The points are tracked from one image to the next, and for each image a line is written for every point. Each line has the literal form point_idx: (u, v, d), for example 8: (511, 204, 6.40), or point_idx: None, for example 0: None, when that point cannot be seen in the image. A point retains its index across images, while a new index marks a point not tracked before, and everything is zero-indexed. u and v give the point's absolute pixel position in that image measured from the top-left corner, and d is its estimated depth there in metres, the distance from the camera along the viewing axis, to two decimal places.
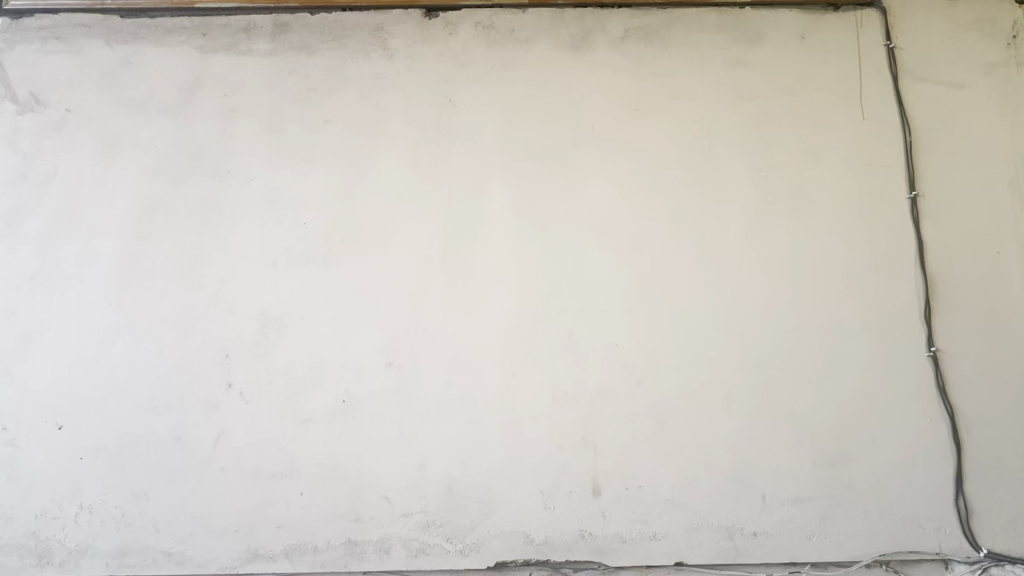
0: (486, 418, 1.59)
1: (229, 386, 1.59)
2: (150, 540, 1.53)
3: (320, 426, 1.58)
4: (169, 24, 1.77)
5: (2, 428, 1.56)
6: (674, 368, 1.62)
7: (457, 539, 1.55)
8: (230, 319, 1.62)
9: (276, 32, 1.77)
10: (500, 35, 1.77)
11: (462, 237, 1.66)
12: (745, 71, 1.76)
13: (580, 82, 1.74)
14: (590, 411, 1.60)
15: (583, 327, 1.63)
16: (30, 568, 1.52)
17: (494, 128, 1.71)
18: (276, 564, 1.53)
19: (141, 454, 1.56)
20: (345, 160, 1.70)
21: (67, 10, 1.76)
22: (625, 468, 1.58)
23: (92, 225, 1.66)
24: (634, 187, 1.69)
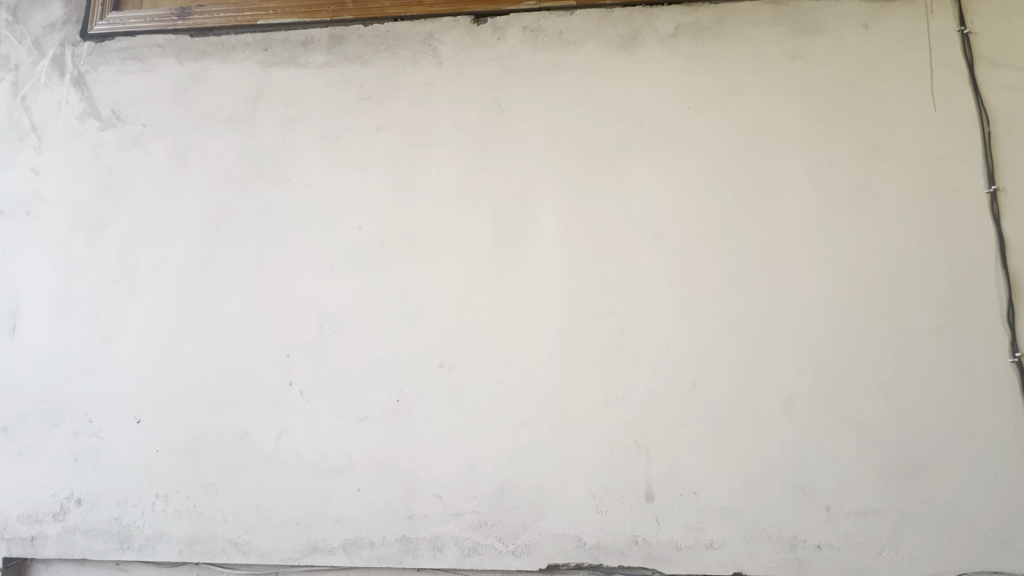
0: (536, 420, 1.59)
1: (290, 385, 1.66)
2: (219, 530, 1.61)
3: (374, 424, 1.63)
4: (234, 41, 1.87)
5: (88, 420, 1.69)
6: (729, 372, 1.57)
7: (508, 539, 1.55)
8: (291, 320, 1.69)
9: (331, 44, 1.84)
10: (548, 38, 1.77)
11: (511, 239, 1.67)
12: (804, 64, 1.69)
13: (630, 81, 1.72)
14: (642, 415, 1.57)
15: (634, 329, 1.60)
16: (113, 551, 1.63)
17: (542, 131, 1.72)
18: (334, 558, 1.58)
19: (211, 448, 1.65)
20: (398, 165, 1.74)
21: (143, 32, 1.89)
22: (679, 473, 1.54)
23: (166, 233, 1.77)
24: (686, 186, 1.65)
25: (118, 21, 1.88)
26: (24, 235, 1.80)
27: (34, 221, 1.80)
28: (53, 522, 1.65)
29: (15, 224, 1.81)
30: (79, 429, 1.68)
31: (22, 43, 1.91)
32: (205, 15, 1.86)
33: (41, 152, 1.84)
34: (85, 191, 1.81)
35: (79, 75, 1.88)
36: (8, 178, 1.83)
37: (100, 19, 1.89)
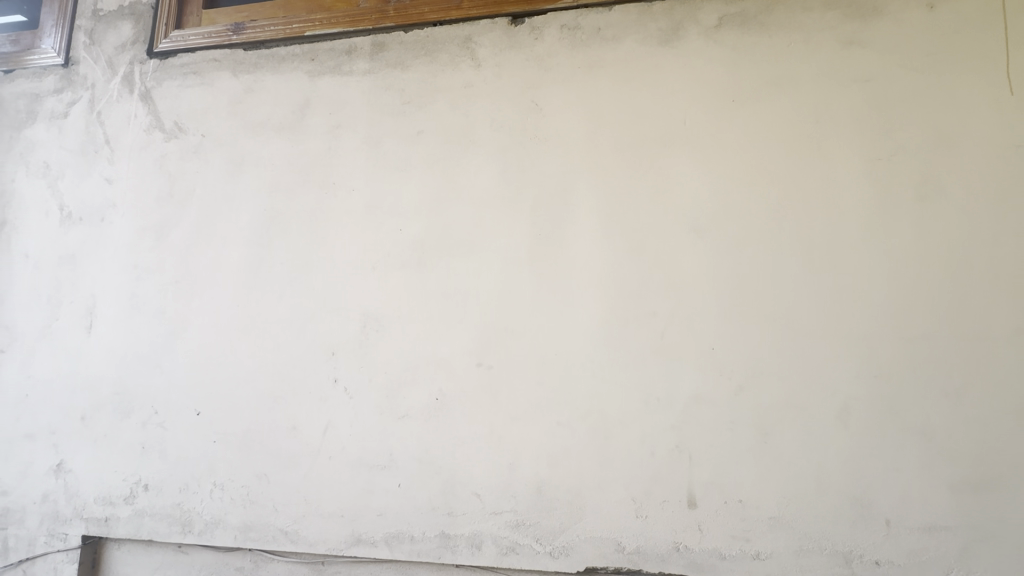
0: (575, 421, 1.58)
1: (335, 381, 1.72)
2: (270, 518, 1.69)
3: (415, 422, 1.66)
4: (284, 52, 1.96)
5: (154, 411, 1.81)
6: (778, 376, 1.50)
7: (546, 540, 1.55)
8: (336, 319, 1.75)
9: (374, 51, 1.89)
10: (586, 36, 1.75)
11: (550, 239, 1.67)
12: (860, 51, 1.59)
13: (671, 76, 1.68)
14: (684, 419, 1.53)
15: (676, 331, 1.56)
16: (176, 534, 1.75)
17: (581, 130, 1.70)
18: (377, 550, 1.63)
19: (263, 441, 1.73)
20: (438, 168, 1.77)
21: (202, 48, 2.01)
22: (723, 480, 1.49)
23: (223, 236, 1.87)
24: (731, 182, 1.60)
25: (180, 39, 2.02)
26: (99, 240, 1.95)
27: (108, 226, 1.96)
28: (124, 505, 1.79)
29: (91, 230, 1.96)
30: (146, 419, 1.82)
31: (98, 63, 2.08)
32: (258, 29, 1.96)
33: (114, 163, 2.00)
34: (151, 199, 1.95)
35: (146, 91, 2.02)
36: (85, 187, 2.00)
37: (165, 38, 2.03)
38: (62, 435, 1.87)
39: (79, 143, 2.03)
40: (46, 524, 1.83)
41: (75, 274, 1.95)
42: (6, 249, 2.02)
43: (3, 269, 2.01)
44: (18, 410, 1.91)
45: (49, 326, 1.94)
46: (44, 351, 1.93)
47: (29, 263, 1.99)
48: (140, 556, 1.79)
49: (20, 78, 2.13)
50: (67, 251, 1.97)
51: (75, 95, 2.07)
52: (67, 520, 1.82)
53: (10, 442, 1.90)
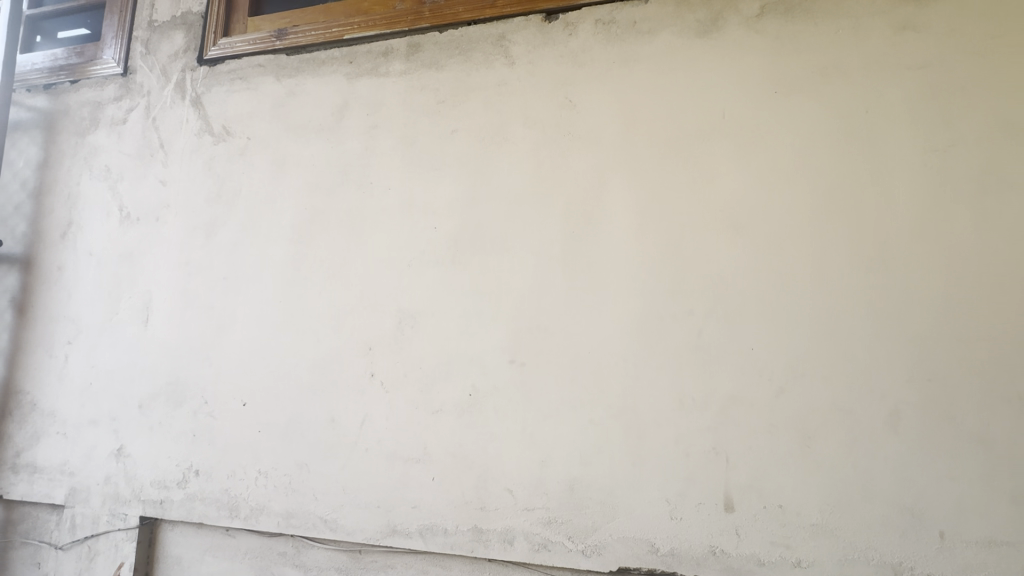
0: (608, 419, 1.57)
1: (372, 376, 1.77)
2: (311, 506, 1.76)
3: (449, 417, 1.69)
4: (324, 56, 2.01)
5: (205, 401, 1.91)
6: (822, 378, 1.44)
7: (579, 538, 1.55)
8: (373, 315, 1.80)
9: (409, 52, 1.92)
10: (622, 30, 1.73)
11: (583, 237, 1.66)
12: (915, 37, 1.51)
13: (710, 68, 1.64)
14: (721, 420, 1.49)
15: (713, 329, 1.53)
16: (224, 518, 1.84)
17: (615, 126, 1.68)
18: (411, 541, 1.67)
19: (304, 432, 1.80)
20: (472, 166, 1.79)
21: (247, 54, 2.09)
22: (762, 484, 1.45)
23: (267, 235, 1.95)
24: (773, 176, 1.54)
25: (227, 46, 2.11)
26: (154, 238, 2.07)
27: (162, 225, 2.07)
28: (177, 488, 1.90)
29: (147, 229, 2.08)
30: (197, 408, 1.92)
31: (153, 71, 2.20)
32: (299, 35, 2.03)
33: (167, 166, 2.11)
34: (201, 199, 2.05)
35: (197, 96, 2.13)
36: (141, 189, 2.12)
37: (214, 46, 2.13)
38: (121, 421, 1.99)
39: (136, 148, 2.16)
40: (108, 504, 1.96)
41: (133, 271, 2.07)
42: (72, 248, 2.17)
43: (70, 266, 2.16)
44: (83, 397, 2.05)
45: (109, 319, 2.07)
46: (105, 343, 2.06)
47: (92, 260, 2.13)
48: (192, 537, 1.90)
49: (84, 87, 2.28)
50: (126, 249, 2.10)
51: (133, 102, 2.20)
52: (127, 501, 1.94)
53: (76, 427, 2.04)
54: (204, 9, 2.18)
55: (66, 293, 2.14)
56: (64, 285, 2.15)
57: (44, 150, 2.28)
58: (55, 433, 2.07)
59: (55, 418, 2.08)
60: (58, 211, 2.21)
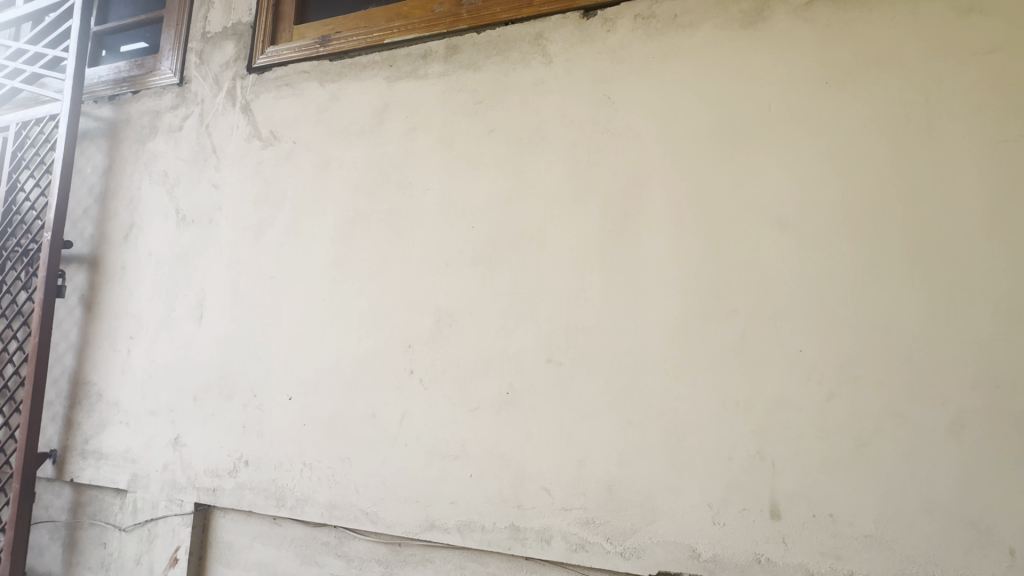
0: (647, 420, 1.54)
1: (411, 372, 1.80)
2: (353, 499, 1.81)
3: (486, 414, 1.70)
4: (365, 60, 2.07)
5: (254, 394, 1.99)
6: (877, 382, 1.37)
7: (617, 540, 1.53)
8: (412, 313, 1.83)
9: (447, 54, 1.95)
10: (662, 24, 1.69)
11: (621, 235, 1.63)
12: (982, 19, 1.41)
13: (755, 60, 1.58)
14: (766, 424, 1.44)
15: (759, 331, 1.48)
16: (271, 507, 1.91)
17: (655, 122, 1.65)
18: (449, 537, 1.68)
19: (346, 427, 1.85)
20: (509, 165, 1.80)
21: (293, 61, 2.17)
22: (811, 492, 1.39)
23: (312, 235, 2.02)
24: (822, 171, 1.48)
25: (275, 54, 2.19)
26: (207, 239, 2.18)
27: (214, 226, 2.17)
28: (228, 477, 1.98)
29: (201, 230, 2.19)
30: (246, 401, 2.00)
31: (206, 80, 2.31)
32: (342, 40, 2.09)
33: (219, 170, 2.21)
34: (250, 201, 2.13)
35: (246, 103, 2.22)
36: (196, 192, 2.23)
37: (262, 54, 2.22)
38: (178, 412, 2.10)
39: (191, 153, 2.27)
40: (165, 490, 2.07)
41: (188, 270, 2.19)
42: (134, 248, 2.30)
43: (131, 265, 2.29)
44: (143, 389, 2.18)
45: (167, 316, 2.19)
46: (163, 338, 2.18)
47: (151, 260, 2.26)
48: (242, 524, 1.99)
49: (144, 97, 2.41)
50: (182, 250, 2.21)
51: (188, 110, 2.32)
52: (183, 488, 2.05)
53: (137, 417, 2.17)
54: (253, 19, 2.27)
55: (128, 291, 2.28)
56: (127, 284, 2.29)
57: (109, 157, 2.44)
58: (118, 422, 2.20)
59: (118, 407, 2.21)
60: (122, 214, 2.36)
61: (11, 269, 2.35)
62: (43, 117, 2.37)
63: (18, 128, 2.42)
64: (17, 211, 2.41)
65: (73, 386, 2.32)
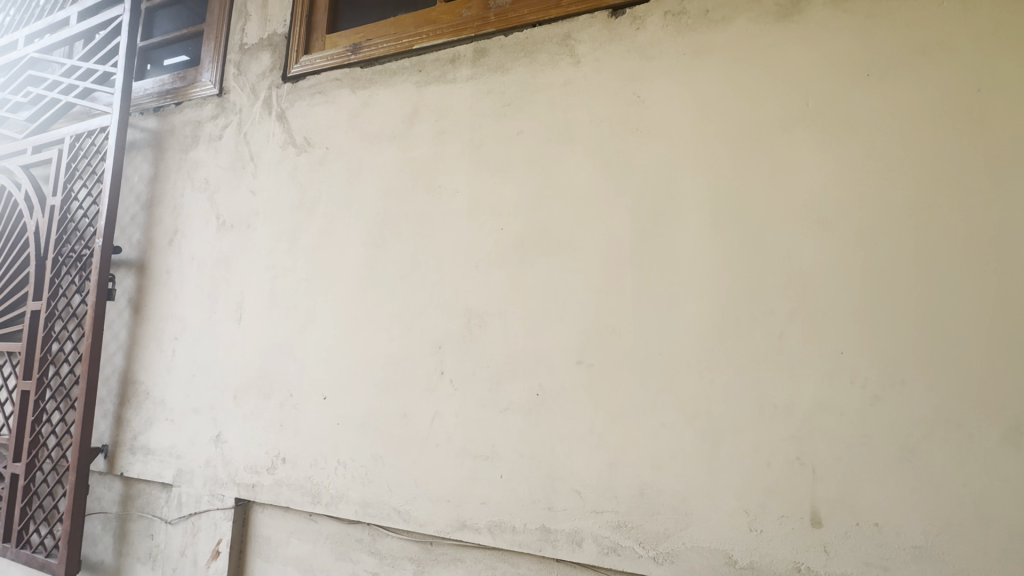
0: (681, 423, 1.51)
1: (442, 373, 1.82)
2: (385, 497, 1.84)
3: (516, 416, 1.70)
4: (395, 66, 2.10)
5: (290, 394, 2.05)
6: (926, 386, 1.31)
7: (650, 544, 1.50)
8: (442, 314, 1.85)
9: (476, 57, 1.96)
10: (693, 20, 1.67)
11: (653, 235, 1.61)
12: None
13: (792, 54, 1.54)
14: (807, 429, 1.40)
15: (797, 332, 1.43)
16: (307, 503, 1.96)
17: (686, 120, 1.63)
18: (480, 537, 1.69)
19: (378, 426, 1.88)
20: (537, 166, 1.80)
21: (325, 69, 2.23)
22: (855, 499, 1.34)
23: (345, 238, 2.06)
24: (864, 167, 1.43)
25: (308, 63, 2.26)
26: (245, 243, 2.25)
27: (252, 231, 2.25)
28: (266, 474, 2.05)
29: (240, 235, 2.27)
30: (283, 400, 2.06)
31: (244, 90, 2.39)
32: (372, 48, 2.14)
33: (257, 176, 2.29)
34: (286, 206, 2.20)
35: (282, 111, 2.29)
36: (235, 198, 2.31)
37: (297, 63, 2.28)
38: (219, 410, 2.18)
39: (230, 161, 2.36)
40: (208, 485, 2.15)
41: (228, 274, 2.27)
42: (177, 253, 2.40)
43: (175, 269, 2.39)
44: (187, 388, 2.27)
45: (209, 318, 2.27)
46: (205, 339, 2.27)
47: (194, 264, 2.35)
48: (280, 519, 2.04)
49: (187, 108, 2.52)
50: (222, 254, 2.30)
51: (228, 119, 2.40)
52: (224, 483, 2.12)
53: (181, 414, 2.26)
54: (288, 30, 2.34)
55: (172, 294, 2.38)
56: (171, 287, 2.39)
57: (155, 166, 2.55)
58: (164, 419, 2.30)
59: (164, 405, 2.31)
60: (166, 220, 2.46)
61: (66, 274, 2.49)
62: (95, 129, 2.49)
63: (72, 140, 2.55)
64: (71, 219, 2.54)
65: (123, 385, 2.43)
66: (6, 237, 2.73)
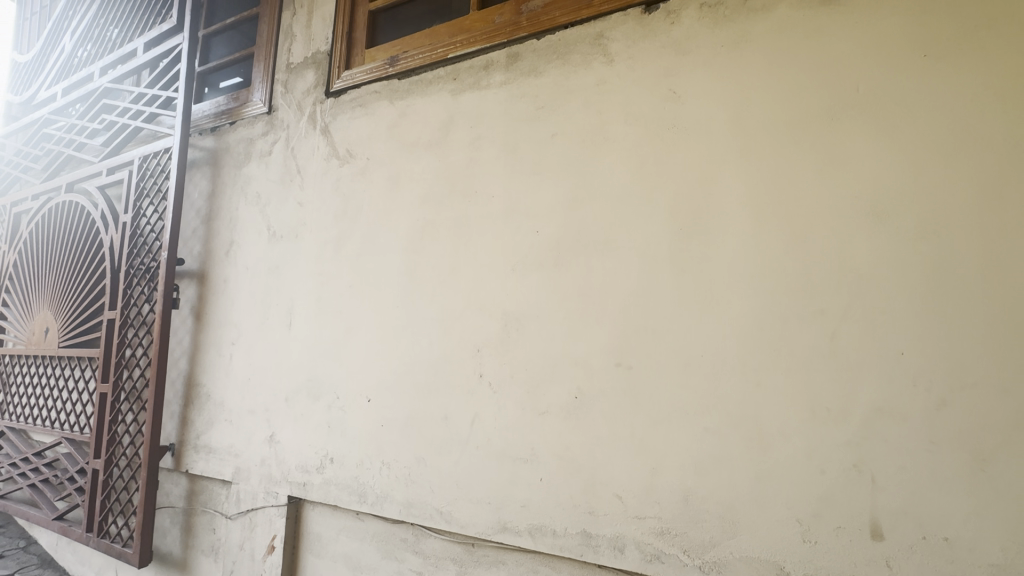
0: (726, 428, 1.46)
1: (481, 376, 1.85)
2: (428, 498, 1.88)
3: (555, 418, 1.70)
4: (430, 76, 2.15)
5: (338, 396, 2.13)
6: (1000, 389, 1.21)
7: (695, 553, 1.46)
8: (480, 317, 1.88)
9: (509, 62, 1.98)
10: (730, 10, 1.61)
11: (692, 234, 1.57)
12: None
13: (840, 38, 1.46)
14: (864, 435, 1.32)
15: (851, 332, 1.35)
16: (354, 502, 2.03)
17: (726, 114, 1.57)
18: (521, 539, 1.70)
19: (420, 428, 1.93)
20: (572, 167, 1.79)
21: (365, 82, 2.31)
22: (921, 511, 1.25)
23: (385, 245, 2.13)
24: (923, 154, 1.33)
25: (349, 78, 2.35)
26: (294, 252, 2.37)
27: (300, 241, 2.36)
28: (316, 473, 2.14)
29: (289, 244, 2.39)
30: (331, 402, 2.14)
31: (291, 106, 2.52)
32: (409, 59, 2.20)
33: (304, 188, 2.40)
34: (330, 216, 2.29)
35: (325, 124, 2.39)
36: (284, 210, 2.44)
37: (339, 79, 2.38)
38: (273, 411, 2.30)
39: (280, 174, 2.48)
40: (264, 483, 2.27)
41: (279, 281, 2.39)
42: (234, 263, 2.55)
43: (232, 279, 2.54)
44: (243, 390, 2.40)
45: (262, 324, 2.40)
46: (259, 345, 2.39)
47: (248, 273, 2.49)
48: (329, 517, 2.13)
49: (240, 126, 2.68)
50: (273, 263, 2.42)
51: (277, 135, 2.53)
52: (278, 481, 2.23)
53: (239, 415, 2.39)
54: (330, 47, 2.44)
55: (230, 302, 2.53)
56: (228, 296, 2.54)
57: (213, 182, 2.73)
58: (224, 419, 2.44)
59: (223, 407, 2.46)
60: (223, 233, 2.62)
61: (137, 285, 2.69)
62: (159, 151, 2.69)
63: (140, 161, 2.76)
64: (141, 234, 2.75)
65: (187, 387, 2.61)
66: (86, 252, 2.98)
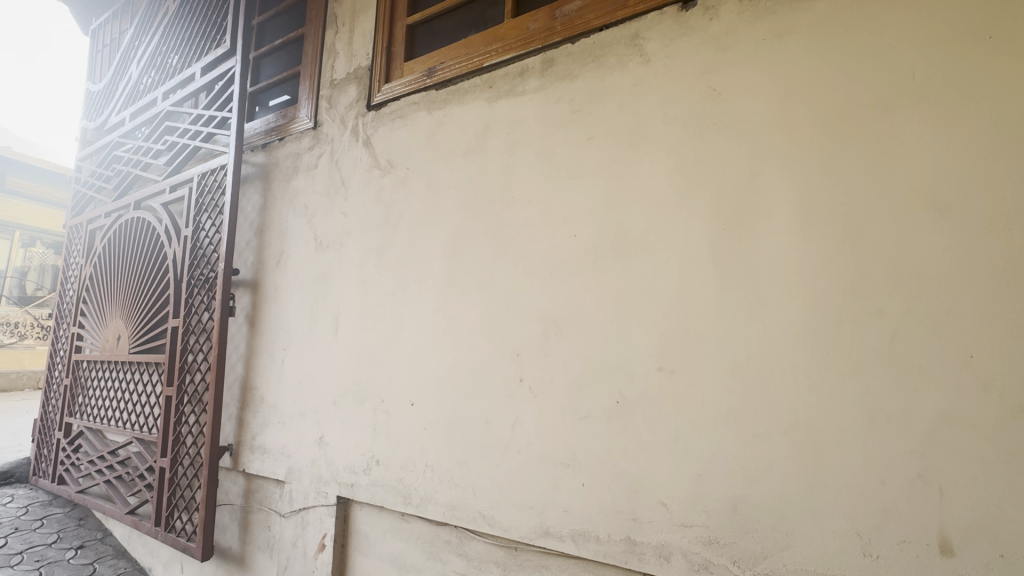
0: (776, 434, 1.41)
1: (521, 380, 1.86)
2: (471, 501, 1.90)
3: (596, 423, 1.69)
4: (467, 85, 2.19)
5: (382, 400, 2.19)
6: None
7: (745, 563, 1.41)
8: (519, 321, 1.89)
9: (544, 67, 1.99)
10: (772, 2, 1.56)
11: (736, 234, 1.53)
12: None
13: (893, 25, 1.39)
14: (928, 443, 1.24)
15: (912, 334, 1.28)
16: (400, 504, 2.08)
17: (769, 110, 1.53)
18: (564, 545, 1.69)
19: (462, 432, 1.96)
20: (610, 170, 1.78)
21: (404, 94, 2.37)
22: (997, 527, 1.15)
23: (426, 252, 2.18)
24: (989, 143, 1.24)
25: (389, 91, 2.42)
26: (340, 261, 2.46)
27: (345, 249, 2.45)
28: (363, 474, 2.20)
29: (336, 253, 2.48)
30: (375, 406, 2.21)
31: (336, 121, 2.62)
32: (445, 70, 2.25)
33: (348, 199, 2.48)
34: (373, 225, 2.37)
35: (367, 137, 2.47)
36: (330, 220, 2.53)
37: (379, 92, 2.46)
38: (322, 414, 2.39)
39: (325, 186, 2.59)
40: (314, 483, 2.36)
41: (326, 289, 2.48)
42: (284, 273, 2.67)
43: (282, 287, 2.66)
44: (294, 394, 2.51)
45: (311, 330, 2.50)
46: (308, 351, 2.50)
47: (297, 281, 2.61)
48: (376, 517, 2.19)
49: (288, 142, 2.80)
50: (321, 272, 2.52)
51: (323, 148, 2.64)
52: (327, 482, 2.31)
53: (291, 418, 2.50)
54: (371, 62, 2.53)
55: (281, 309, 2.65)
56: (280, 303, 2.66)
57: (265, 195, 2.87)
58: (277, 422, 2.56)
59: (277, 410, 2.57)
60: (274, 244, 2.75)
61: (197, 295, 2.86)
62: (216, 168, 2.85)
63: (200, 179, 2.94)
64: (200, 247, 2.92)
65: (243, 391, 2.75)
66: (152, 265, 3.20)
